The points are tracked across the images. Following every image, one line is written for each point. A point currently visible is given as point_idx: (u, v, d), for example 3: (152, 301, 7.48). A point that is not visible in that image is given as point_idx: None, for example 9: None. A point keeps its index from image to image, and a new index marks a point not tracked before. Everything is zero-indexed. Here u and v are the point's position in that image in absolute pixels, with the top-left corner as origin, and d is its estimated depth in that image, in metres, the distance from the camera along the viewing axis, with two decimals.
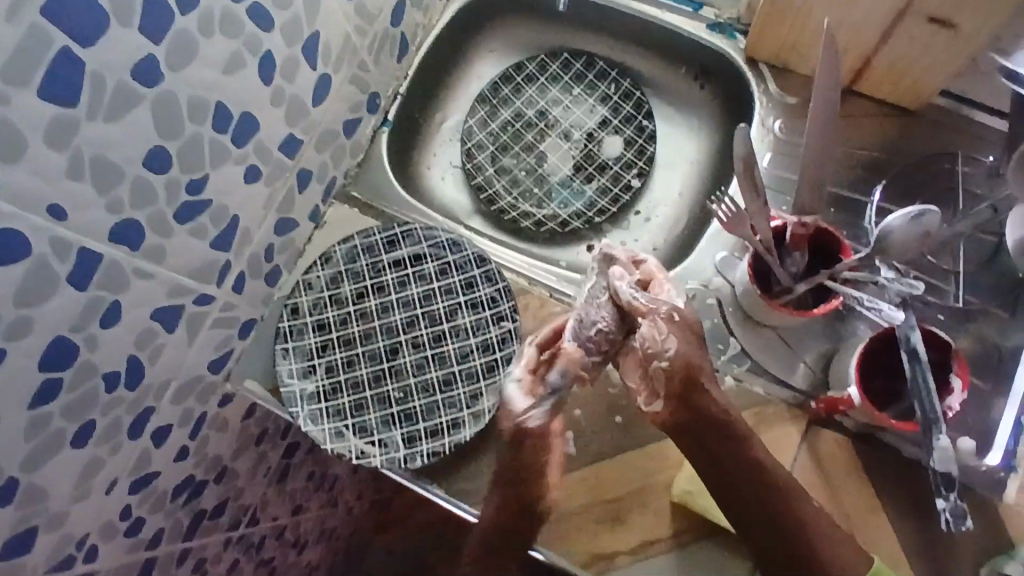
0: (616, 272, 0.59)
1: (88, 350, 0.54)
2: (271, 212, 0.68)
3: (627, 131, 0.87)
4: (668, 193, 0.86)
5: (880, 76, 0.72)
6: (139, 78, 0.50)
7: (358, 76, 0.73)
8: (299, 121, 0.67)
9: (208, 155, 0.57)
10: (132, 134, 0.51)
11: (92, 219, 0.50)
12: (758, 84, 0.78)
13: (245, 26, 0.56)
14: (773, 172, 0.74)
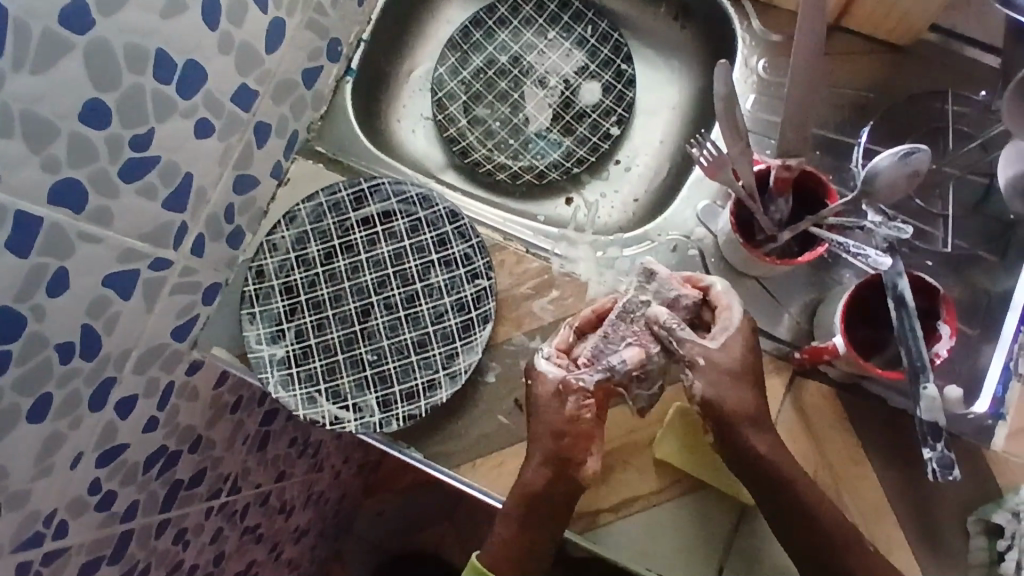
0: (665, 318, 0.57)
1: (36, 321, 0.50)
2: (228, 169, 0.64)
3: (605, 76, 0.82)
4: (649, 142, 0.83)
5: (867, 10, 0.69)
6: (67, 24, 0.45)
7: (317, 21, 0.69)
8: (252, 70, 0.62)
9: (153, 108, 0.53)
10: (66, 86, 0.47)
11: (26, 179, 0.46)
12: (741, 21, 0.74)
13: None
14: (758, 116, 0.71)
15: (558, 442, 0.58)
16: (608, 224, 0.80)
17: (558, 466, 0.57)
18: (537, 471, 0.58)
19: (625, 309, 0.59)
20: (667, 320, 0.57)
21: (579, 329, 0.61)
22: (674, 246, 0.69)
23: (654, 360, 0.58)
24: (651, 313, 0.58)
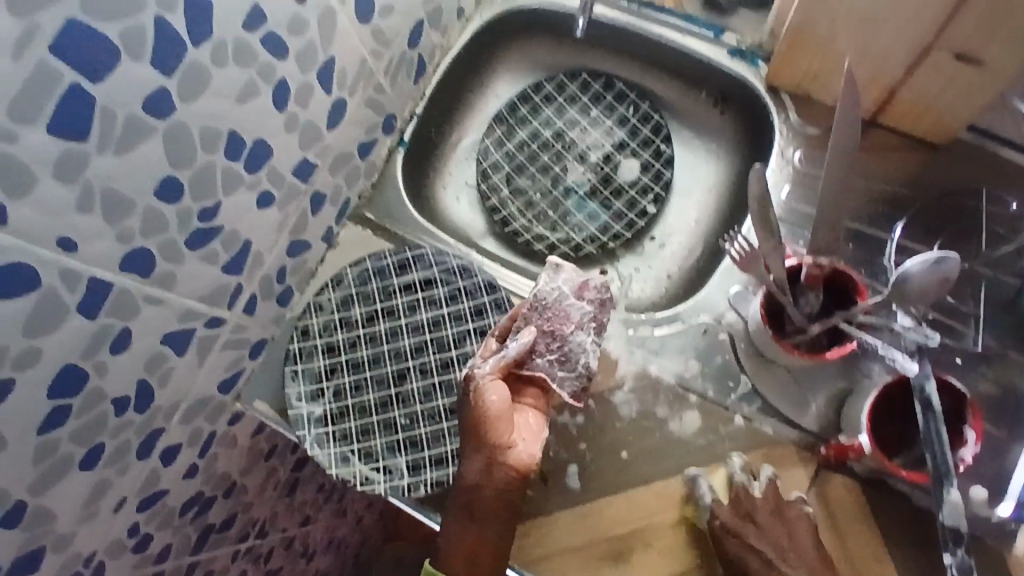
0: (596, 290, 0.64)
1: (97, 377, 0.54)
2: (283, 235, 0.68)
3: (644, 154, 0.86)
4: (682, 220, 0.85)
5: (903, 109, 0.70)
6: (150, 111, 0.48)
7: (375, 99, 0.73)
8: (313, 146, 0.67)
9: (221, 183, 0.57)
10: (144, 167, 0.50)
11: (102, 251, 0.50)
12: (779, 113, 0.75)
13: (260, 56, 0.55)
14: (791, 207, 0.73)
15: (481, 437, 0.60)
16: (640, 299, 0.82)
17: (490, 456, 0.60)
18: (474, 468, 0.61)
19: (540, 293, 0.64)
20: (597, 287, 0.65)
21: (500, 335, 0.64)
22: (704, 328, 0.71)
23: (565, 340, 0.63)
24: (584, 282, 0.64)
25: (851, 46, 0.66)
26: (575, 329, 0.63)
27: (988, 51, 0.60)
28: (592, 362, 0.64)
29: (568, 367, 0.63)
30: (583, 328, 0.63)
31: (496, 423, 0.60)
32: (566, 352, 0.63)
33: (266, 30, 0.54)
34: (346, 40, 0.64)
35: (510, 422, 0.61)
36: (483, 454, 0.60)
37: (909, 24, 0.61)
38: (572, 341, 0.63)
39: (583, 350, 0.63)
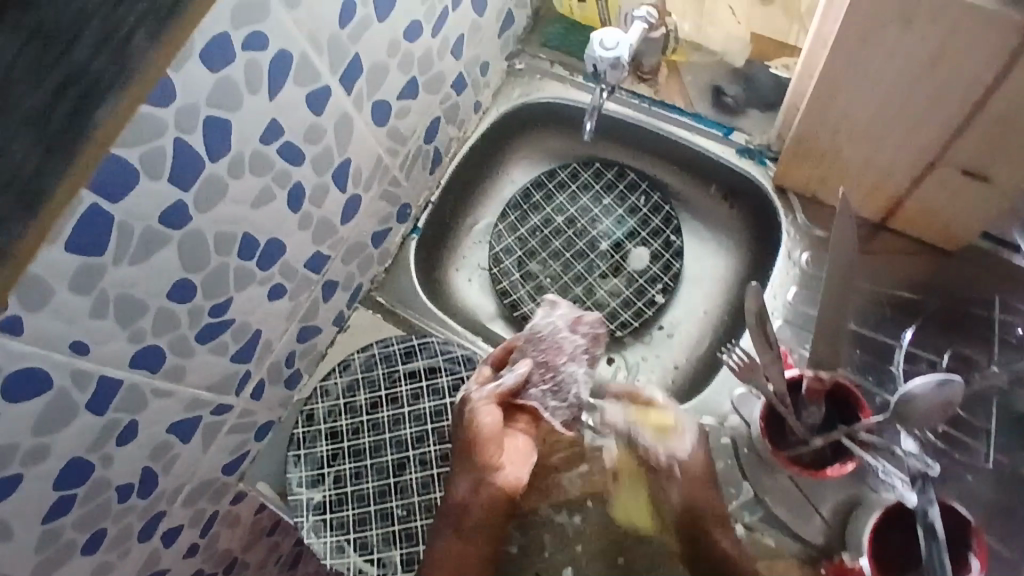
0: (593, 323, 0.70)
1: (103, 467, 0.56)
2: (294, 323, 0.71)
3: (654, 244, 0.86)
4: (691, 311, 0.85)
5: (913, 215, 0.69)
6: (166, 223, 0.51)
7: (390, 191, 0.76)
8: (326, 239, 0.69)
9: (233, 281, 0.60)
10: (158, 273, 0.52)
11: (113, 351, 0.52)
12: (787, 214, 0.76)
13: (276, 164, 0.58)
14: (795, 308, 0.72)
15: (471, 457, 0.62)
16: None
17: (478, 475, 0.62)
18: (464, 485, 0.63)
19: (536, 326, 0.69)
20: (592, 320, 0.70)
21: (494, 364, 0.68)
22: (707, 430, 0.70)
23: (558, 372, 0.66)
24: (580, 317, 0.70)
25: (857, 157, 0.66)
26: (568, 361, 0.67)
27: (995, 169, 0.59)
28: (583, 393, 0.67)
29: (559, 397, 0.66)
30: (575, 359, 0.68)
31: (485, 445, 0.62)
32: (558, 382, 0.66)
33: (283, 141, 0.57)
34: (362, 142, 0.67)
35: (499, 445, 0.63)
36: (471, 475, 0.62)
37: (908, 143, 0.61)
38: (564, 371, 0.67)
39: (574, 381, 0.67)
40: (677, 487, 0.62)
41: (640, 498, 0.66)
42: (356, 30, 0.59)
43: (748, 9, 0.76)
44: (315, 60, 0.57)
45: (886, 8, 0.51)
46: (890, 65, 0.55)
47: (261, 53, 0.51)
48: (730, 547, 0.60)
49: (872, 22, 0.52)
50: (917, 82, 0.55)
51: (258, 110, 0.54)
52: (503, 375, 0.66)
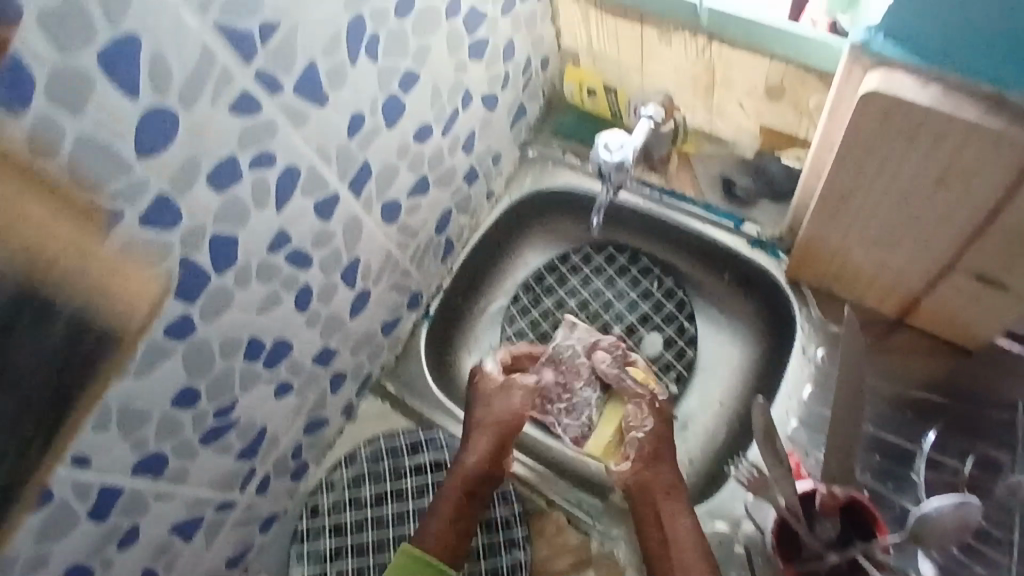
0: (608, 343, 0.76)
1: (102, 571, 0.56)
2: (301, 416, 0.71)
3: (667, 330, 0.85)
4: (705, 402, 0.82)
5: (929, 316, 0.68)
6: (171, 334, 0.52)
7: (401, 282, 0.77)
8: (334, 334, 0.70)
9: (238, 383, 0.61)
10: (160, 382, 0.53)
11: (115, 459, 0.53)
12: (801, 308, 0.75)
13: (284, 270, 0.59)
14: (810, 408, 0.70)
15: (489, 430, 0.73)
16: None
17: (496, 447, 0.72)
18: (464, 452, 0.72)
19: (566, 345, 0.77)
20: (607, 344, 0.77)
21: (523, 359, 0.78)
22: (720, 539, 0.70)
23: (575, 394, 0.77)
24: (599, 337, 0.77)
25: (868, 260, 0.65)
26: (585, 380, 0.76)
27: (1011, 276, 0.57)
28: (594, 415, 0.76)
29: (573, 416, 0.76)
30: (590, 385, 0.76)
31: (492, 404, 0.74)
32: (573, 404, 0.77)
33: (291, 249, 0.59)
34: (372, 240, 0.68)
35: (514, 430, 0.73)
36: (487, 442, 0.72)
37: (923, 250, 0.59)
38: (578, 395, 0.77)
39: (585, 404, 0.76)
40: (647, 416, 0.73)
41: (607, 429, 0.75)
42: (365, 139, 0.61)
43: (758, 103, 0.74)
44: (324, 170, 0.58)
45: (896, 125, 0.50)
46: (901, 175, 0.53)
47: (269, 170, 0.53)
48: (668, 473, 0.70)
49: (880, 136, 0.51)
50: (929, 194, 0.54)
51: (266, 222, 0.55)
52: (535, 375, 0.76)
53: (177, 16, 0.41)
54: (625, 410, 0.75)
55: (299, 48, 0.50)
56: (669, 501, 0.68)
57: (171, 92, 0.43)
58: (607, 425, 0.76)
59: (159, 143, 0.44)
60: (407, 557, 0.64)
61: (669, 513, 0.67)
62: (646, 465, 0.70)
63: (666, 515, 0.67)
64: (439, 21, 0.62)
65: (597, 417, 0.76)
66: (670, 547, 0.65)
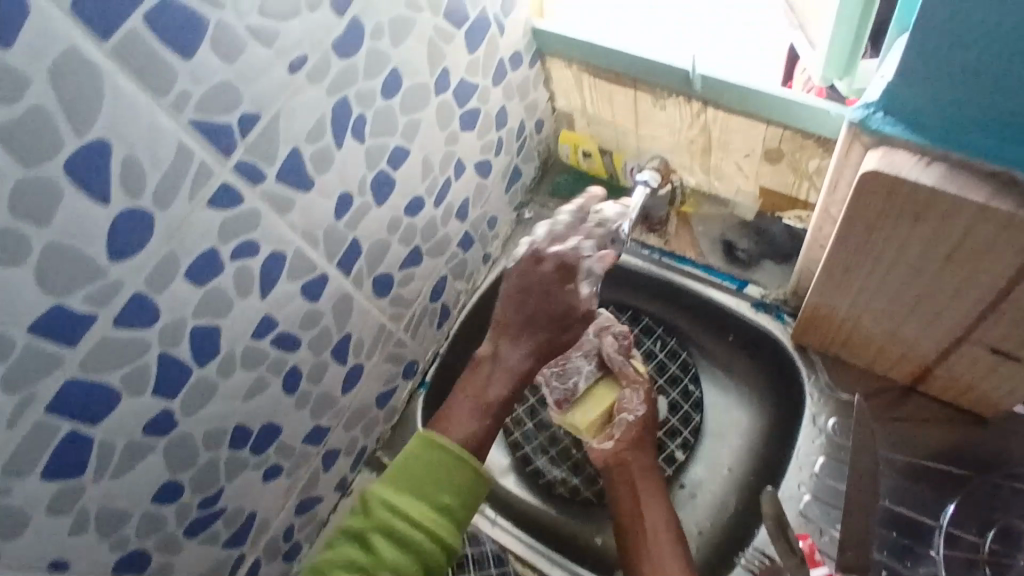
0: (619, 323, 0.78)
1: None
2: (292, 497, 0.69)
3: (671, 393, 0.82)
4: (714, 468, 0.79)
5: (944, 385, 0.63)
6: (150, 433, 0.51)
7: (395, 353, 0.75)
8: (326, 412, 0.68)
9: (224, 472, 0.59)
10: (140, 481, 0.52)
11: (93, 561, 0.51)
12: (809, 375, 0.71)
13: (270, 354, 0.57)
14: (823, 482, 0.66)
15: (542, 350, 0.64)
16: None
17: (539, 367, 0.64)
18: (516, 356, 0.64)
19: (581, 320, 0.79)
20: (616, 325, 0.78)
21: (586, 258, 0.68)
22: None
23: (572, 363, 0.77)
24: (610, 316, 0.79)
25: (876, 327, 0.62)
26: (586, 351, 0.77)
27: None
28: (582, 384, 0.77)
29: (562, 379, 0.77)
30: (587, 356, 0.77)
31: (545, 318, 0.64)
32: (566, 367, 0.77)
33: (277, 334, 0.57)
34: (363, 315, 0.67)
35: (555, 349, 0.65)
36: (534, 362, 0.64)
37: (935, 320, 0.56)
38: (573, 361, 0.77)
39: (577, 372, 0.77)
40: (641, 403, 0.74)
41: (596, 407, 0.76)
42: (353, 218, 0.59)
43: (756, 166, 0.72)
44: (311, 252, 0.57)
45: (898, 204, 0.48)
46: (907, 248, 0.51)
47: (252, 260, 0.51)
48: (647, 460, 0.72)
49: (882, 214, 0.49)
50: (938, 268, 0.51)
51: (250, 310, 0.53)
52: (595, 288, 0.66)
53: (150, 119, 0.41)
54: (620, 393, 0.75)
55: (282, 137, 0.49)
56: (646, 487, 0.71)
57: (144, 195, 0.42)
58: (596, 404, 0.76)
59: (133, 245, 0.43)
60: (422, 442, 0.57)
61: (647, 502, 0.69)
62: (630, 446, 0.72)
63: (642, 497, 0.70)
64: (429, 97, 0.61)
65: (587, 389, 0.77)
66: (646, 528, 0.68)
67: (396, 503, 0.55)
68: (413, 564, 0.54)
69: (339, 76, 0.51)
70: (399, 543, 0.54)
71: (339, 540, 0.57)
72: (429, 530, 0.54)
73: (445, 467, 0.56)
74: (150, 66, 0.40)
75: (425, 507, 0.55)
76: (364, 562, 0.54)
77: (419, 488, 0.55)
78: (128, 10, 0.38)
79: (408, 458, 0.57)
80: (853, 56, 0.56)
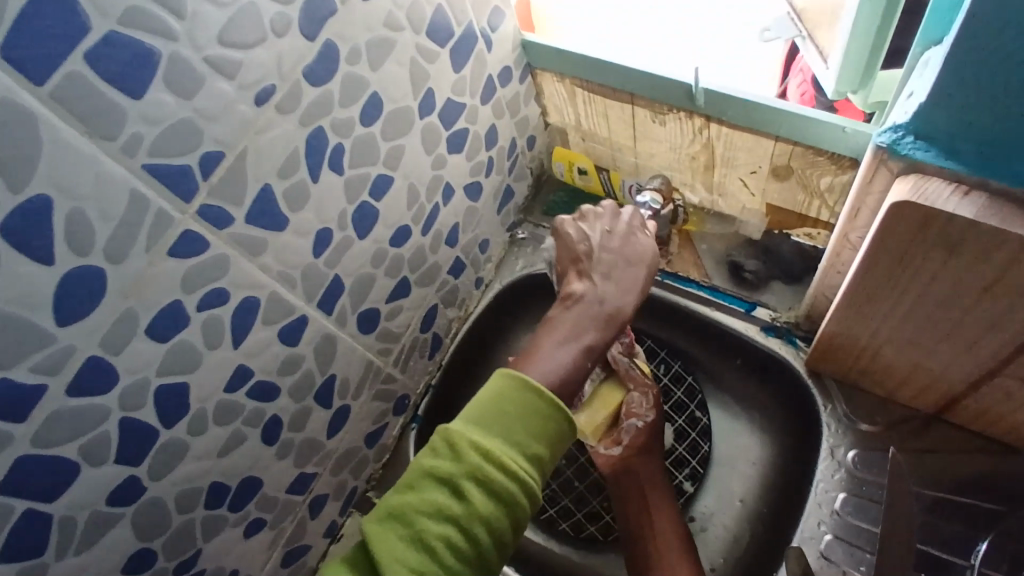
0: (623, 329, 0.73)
1: None
2: (277, 549, 0.64)
3: (678, 420, 0.78)
4: (726, 500, 0.74)
5: (972, 416, 0.60)
6: (116, 502, 0.46)
7: (385, 389, 0.70)
8: (311, 458, 0.63)
9: (202, 533, 0.54)
10: (110, 552, 0.47)
11: None
12: (825, 403, 0.67)
13: (247, 406, 0.53)
14: (845, 520, 0.63)
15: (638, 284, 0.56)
16: None
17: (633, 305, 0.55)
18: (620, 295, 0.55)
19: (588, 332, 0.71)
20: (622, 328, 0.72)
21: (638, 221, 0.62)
22: None
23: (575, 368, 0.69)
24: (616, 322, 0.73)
25: (901, 357, 0.58)
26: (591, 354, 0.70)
27: None
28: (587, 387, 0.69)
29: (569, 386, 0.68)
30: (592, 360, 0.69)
31: (633, 262, 0.56)
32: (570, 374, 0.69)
33: (254, 383, 0.53)
34: (349, 354, 0.62)
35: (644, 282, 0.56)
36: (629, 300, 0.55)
37: (964, 352, 0.52)
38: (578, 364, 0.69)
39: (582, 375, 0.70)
40: (648, 406, 0.70)
41: (603, 409, 0.69)
42: (334, 255, 0.55)
43: (763, 182, 0.68)
44: (288, 295, 0.52)
45: (930, 236, 0.44)
46: (940, 280, 0.47)
47: (222, 308, 0.47)
48: (657, 465, 0.69)
49: (912, 247, 0.46)
50: (973, 299, 0.47)
51: (223, 362, 0.49)
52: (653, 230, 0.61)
53: (98, 168, 0.36)
54: (628, 396, 0.70)
55: (250, 176, 0.45)
56: (655, 495, 0.68)
57: (95, 251, 0.38)
58: (603, 407, 0.69)
59: (85, 307, 0.38)
60: (510, 379, 0.46)
61: (657, 508, 0.67)
62: (638, 452, 0.69)
63: (652, 505, 0.67)
64: (413, 120, 0.57)
65: (592, 391, 0.70)
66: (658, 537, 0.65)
67: (492, 447, 0.44)
68: (504, 517, 0.44)
69: (312, 105, 0.47)
70: (492, 494, 0.44)
71: (413, 487, 0.45)
72: (526, 479, 0.44)
73: (540, 409, 0.46)
74: (96, 112, 0.35)
75: (519, 454, 0.45)
76: (454, 511, 0.43)
77: (513, 431, 0.45)
78: (68, 48, 0.33)
79: (494, 396, 0.46)
80: (869, 69, 0.52)
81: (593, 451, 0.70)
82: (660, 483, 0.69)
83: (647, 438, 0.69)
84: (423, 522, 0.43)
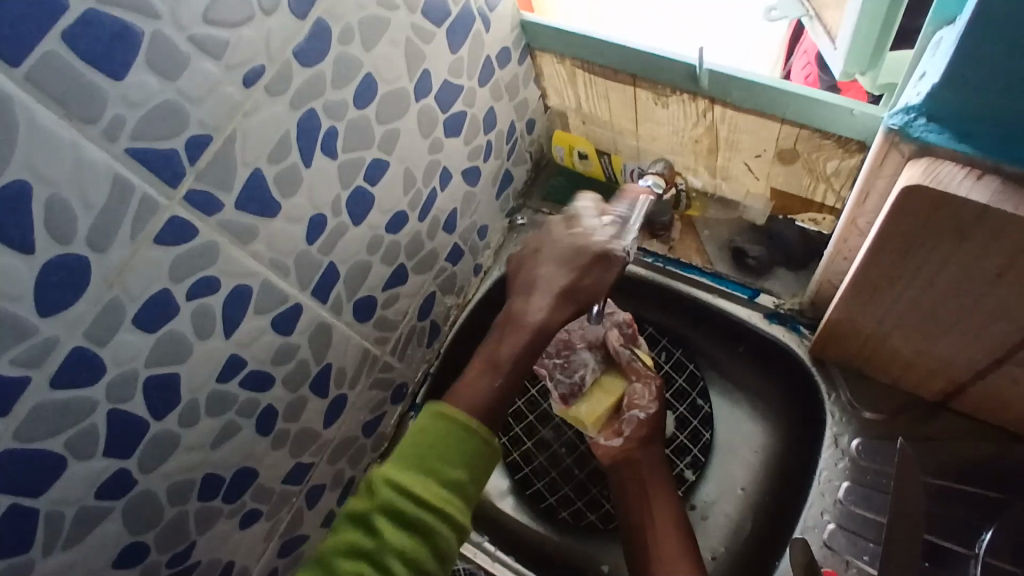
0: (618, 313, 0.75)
1: None
2: (273, 540, 0.64)
3: (678, 408, 0.77)
4: (727, 488, 0.74)
5: (979, 404, 0.59)
6: (105, 495, 0.45)
7: (382, 378, 0.69)
8: (307, 449, 0.62)
9: (196, 524, 0.54)
10: (100, 546, 0.46)
11: None
12: (829, 391, 0.66)
13: (240, 397, 0.52)
14: (848, 510, 0.62)
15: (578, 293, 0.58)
16: None
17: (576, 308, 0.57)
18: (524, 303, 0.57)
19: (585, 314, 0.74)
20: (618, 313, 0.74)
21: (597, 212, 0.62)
22: None
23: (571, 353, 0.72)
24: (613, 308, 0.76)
25: (906, 344, 0.57)
26: (591, 344, 0.72)
27: None
28: (588, 377, 0.71)
29: (567, 372, 0.72)
30: (591, 348, 0.72)
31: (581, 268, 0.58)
32: (569, 360, 0.72)
33: (246, 373, 0.51)
34: (345, 342, 0.61)
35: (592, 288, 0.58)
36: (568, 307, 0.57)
37: (972, 339, 0.51)
38: (578, 355, 0.72)
39: (581, 364, 0.71)
40: (650, 397, 0.69)
41: (604, 400, 0.70)
42: (328, 241, 0.54)
43: (767, 166, 0.67)
44: (281, 283, 0.51)
45: (940, 222, 0.43)
46: (949, 268, 0.46)
47: (212, 297, 0.46)
48: (658, 456, 0.67)
49: (924, 233, 0.44)
50: (983, 287, 0.46)
51: (213, 352, 0.48)
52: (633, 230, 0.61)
53: (76, 152, 0.35)
54: (628, 387, 0.70)
55: (239, 160, 0.43)
56: (656, 485, 0.65)
57: (77, 239, 0.36)
58: (604, 398, 0.70)
59: (67, 297, 0.37)
60: (429, 415, 0.49)
61: (658, 498, 0.64)
62: (638, 442, 0.67)
63: (650, 496, 0.64)
64: (408, 102, 0.55)
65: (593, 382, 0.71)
66: (657, 526, 0.62)
67: (405, 480, 0.46)
68: (422, 549, 0.46)
69: (303, 87, 0.45)
70: (407, 526, 0.46)
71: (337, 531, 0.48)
72: (441, 506, 0.46)
73: (455, 436, 0.48)
74: (73, 93, 0.34)
75: (435, 482, 0.47)
76: (366, 547, 0.45)
77: (429, 462, 0.47)
78: (42, 27, 0.31)
79: (414, 434, 0.49)
80: (879, 49, 0.50)
81: (595, 442, 0.69)
82: (661, 474, 0.66)
83: (648, 430, 0.68)
84: (339, 562, 0.46)
